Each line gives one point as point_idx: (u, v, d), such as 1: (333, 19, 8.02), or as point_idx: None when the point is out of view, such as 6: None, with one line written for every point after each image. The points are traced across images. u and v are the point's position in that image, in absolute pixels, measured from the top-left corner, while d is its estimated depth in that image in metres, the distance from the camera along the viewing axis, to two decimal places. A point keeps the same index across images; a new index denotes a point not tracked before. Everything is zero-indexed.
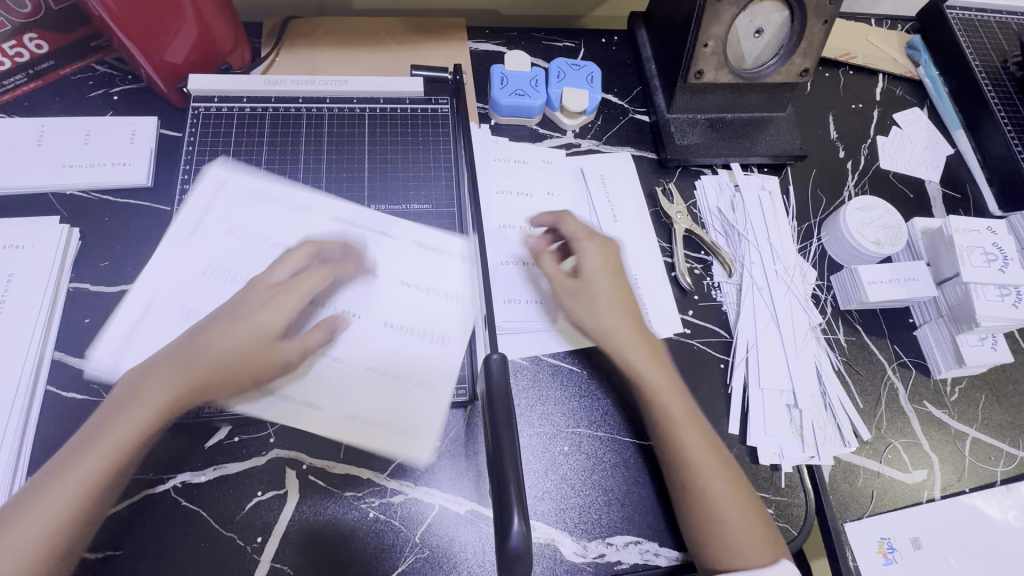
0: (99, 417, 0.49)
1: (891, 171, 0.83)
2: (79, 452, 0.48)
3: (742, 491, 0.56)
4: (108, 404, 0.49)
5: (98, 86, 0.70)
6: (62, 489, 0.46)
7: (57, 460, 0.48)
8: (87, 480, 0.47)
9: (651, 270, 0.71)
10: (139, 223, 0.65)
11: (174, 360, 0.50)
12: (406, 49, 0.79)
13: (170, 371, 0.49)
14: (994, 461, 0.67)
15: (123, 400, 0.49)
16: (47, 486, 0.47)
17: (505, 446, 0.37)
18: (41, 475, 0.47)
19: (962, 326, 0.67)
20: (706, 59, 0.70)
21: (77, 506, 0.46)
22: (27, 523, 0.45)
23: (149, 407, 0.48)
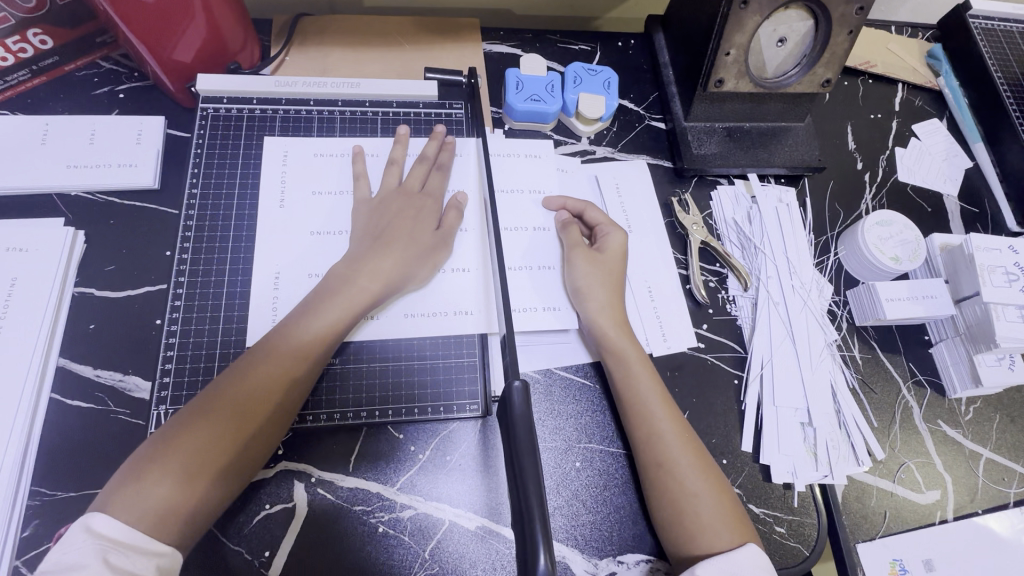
0: (204, 397, 0.50)
1: (909, 184, 0.82)
2: (188, 426, 0.48)
3: (709, 472, 0.56)
4: (211, 390, 0.51)
5: (104, 83, 0.69)
6: (173, 462, 0.46)
7: (166, 434, 0.48)
8: (201, 454, 0.47)
9: (666, 282, 0.70)
10: (145, 226, 0.63)
11: (278, 339, 0.54)
12: (419, 50, 0.77)
13: (262, 354, 0.53)
14: (1007, 483, 0.67)
15: (233, 379, 0.51)
16: (155, 460, 0.46)
17: (527, 474, 0.36)
18: (148, 449, 0.47)
19: (980, 346, 0.66)
20: (727, 67, 0.69)
21: (193, 480, 0.47)
22: (139, 498, 0.45)
23: (266, 380, 0.51)
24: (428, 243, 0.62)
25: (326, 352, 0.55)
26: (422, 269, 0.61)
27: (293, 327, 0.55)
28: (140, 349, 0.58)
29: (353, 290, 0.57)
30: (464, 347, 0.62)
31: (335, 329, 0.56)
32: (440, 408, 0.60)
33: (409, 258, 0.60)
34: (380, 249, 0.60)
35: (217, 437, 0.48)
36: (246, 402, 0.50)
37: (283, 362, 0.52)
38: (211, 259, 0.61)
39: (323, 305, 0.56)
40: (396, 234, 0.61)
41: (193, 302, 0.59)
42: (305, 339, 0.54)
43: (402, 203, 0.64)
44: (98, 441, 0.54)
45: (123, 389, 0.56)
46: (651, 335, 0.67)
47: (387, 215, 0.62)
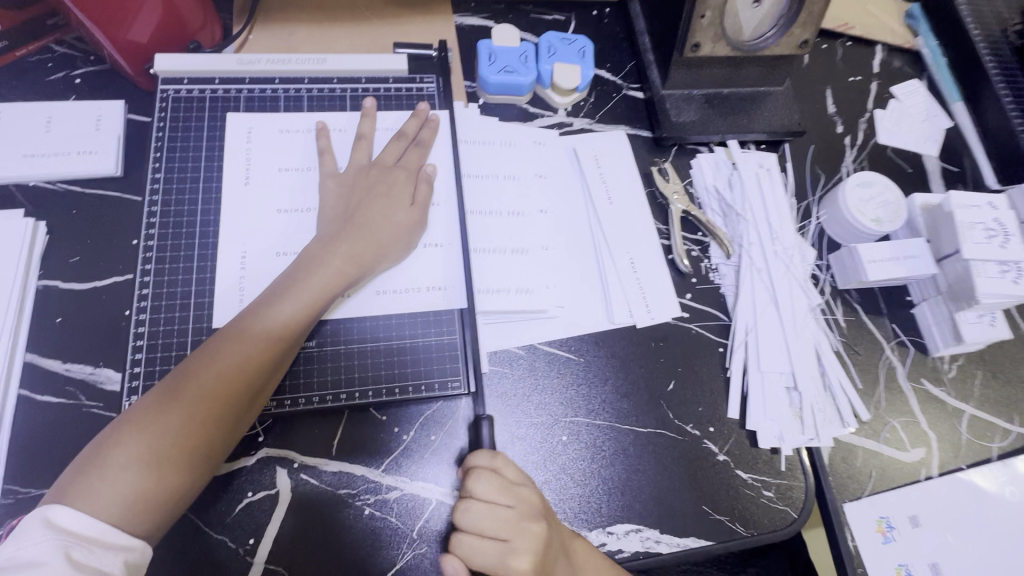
0: (171, 379, 0.50)
1: (889, 146, 0.81)
2: (155, 411, 0.48)
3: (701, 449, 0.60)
4: (191, 362, 0.50)
5: (58, 68, 0.66)
6: (139, 447, 0.46)
7: (133, 419, 0.47)
8: (179, 428, 0.47)
9: (648, 253, 0.69)
10: (109, 214, 0.61)
11: (262, 314, 0.53)
12: (387, 24, 0.75)
13: (248, 325, 0.52)
14: (990, 438, 0.67)
15: (201, 361, 0.50)
16: (120, 444, 0.46)
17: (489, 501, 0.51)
18: (114, 436, 0.47)
19: (961, 304, 0.66)
20: (703, 30, 0.67)
21: (162, 468, 0.46)
22: (104, 484, 0.44)
23: (235, 362, 0.50)
24: (400, 220, 0.61)
25: (298, 335, 0.54)
26: (395, 247, 0.60)
27: (265, 309, 0.53)
28: (110, 341, 0.56)
29: (327, 271, 0.56)
30: (445, 326, 0.61)
31: (317, 302, 0.55)
32: (422, 387, 0.59)
33: (378, 238, 0.59)
34: (350, 230, 0.58)
35: (186, 421, 0.47)
36: (216, 385, 0.49)
37: (254, 346, 0.51)
38: (178, 246, 0.59)
39: (295, 286, 0.54)
40: (365, 215, 0.60)
41: (161, 292, 0.58)
42: (276, 322, 0.53)
43: (372, 176, 0.62)
44: (71, 435, 0.53)
45: (94, 382, 0.55)
46: (634, 306, 0.66)
47: (357, 193, 0.61)
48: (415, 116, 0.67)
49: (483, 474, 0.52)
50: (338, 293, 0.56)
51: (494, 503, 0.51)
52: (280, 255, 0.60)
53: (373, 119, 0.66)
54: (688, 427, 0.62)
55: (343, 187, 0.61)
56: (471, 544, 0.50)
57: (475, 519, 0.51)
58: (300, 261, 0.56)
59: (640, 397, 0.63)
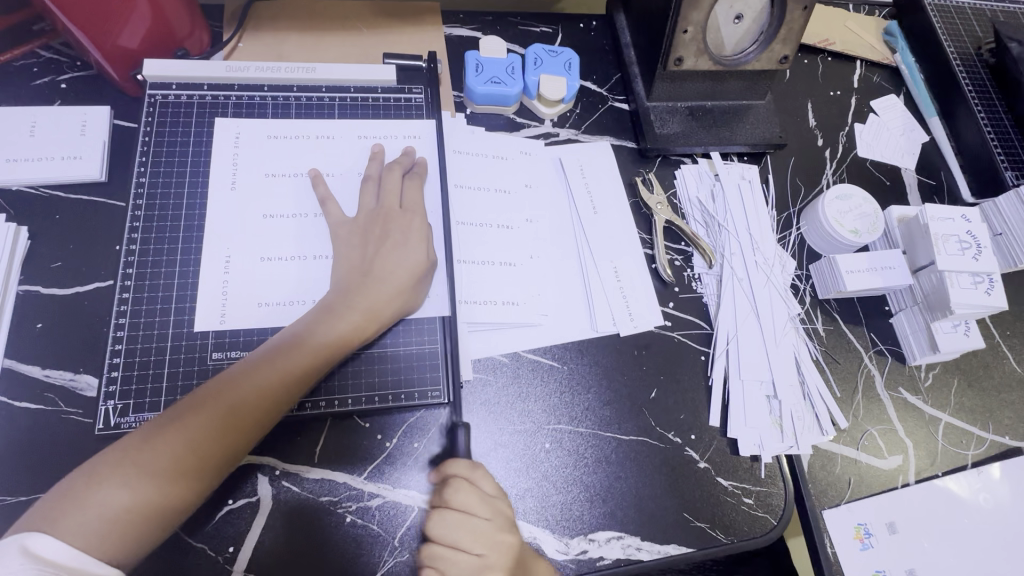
0: (177, 408, 0.50)
1: (868, 160, 0.83)
2: (151, 440, 0.48)
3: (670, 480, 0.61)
4: (198, 395, 0.51)
5: (44, 73, 0.66)
6: (139, 470, 0.46)
7: (129, 446, 0.48)
8: (170, 464, 0.47)
9: (632, 262, 0.70)
10: (93, 220, 0.61)
11: (277, 357, 0.53)
12: (377, 34, 0.76)
13: (259, 370, 0.52)
14: (965, 445, 0.69)
15: (216, 390, 0.51)
16: (110, 473, 0.46)
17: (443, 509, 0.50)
18: (106, 460, 0.47)
19: (937, 314, 0.68)
20: (685, 45, 0.69)
21: (144, 503, 0.46)
22: (97, 504, 0.45)
23: (237, 407, 0.50)
24: (415, 268, 0.59)
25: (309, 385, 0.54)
26: (411, 298, 0.59)
27: (286, 346, 0.54)
28: (92, 347, 0.56)
29: (353, 313, 0.56)
30: (425, 333, 0.62)
31: (331, 353, 0.55)
32: (402, 395, 0.59)
33: (403, 285, 0.58)
34: (368, 283, 0.57)
35: (179, 461, 0.47)
36: (218, 424, 0.49)
37: (262, 391, 0.51)
38: (160, 251, 0.59)
39: (311, 333, 0.54)
40: (382, 267, 0.58)
41: (141, 296, 0.58)
42: (287, 371, 0.52)
43: (388, 220, 0.61)
44: (49, 443, 0.52)
45: (75, 389, 0.55)
46: (617, 315, 0.67)
47: (369, 245, 0.59)
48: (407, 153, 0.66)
49: (460, 485, 0.50)
50: (352, 344, 0.56)
51: (467, 515, 0.49)
52: (263, 260, 0.60)
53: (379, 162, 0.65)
54: (671, 434, 0.63)
55: (357, 236, 0.60)
56: (438, 549, 0.49)
57: (447, 530, 0.49)
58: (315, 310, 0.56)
59: (624, 405, 0.63)
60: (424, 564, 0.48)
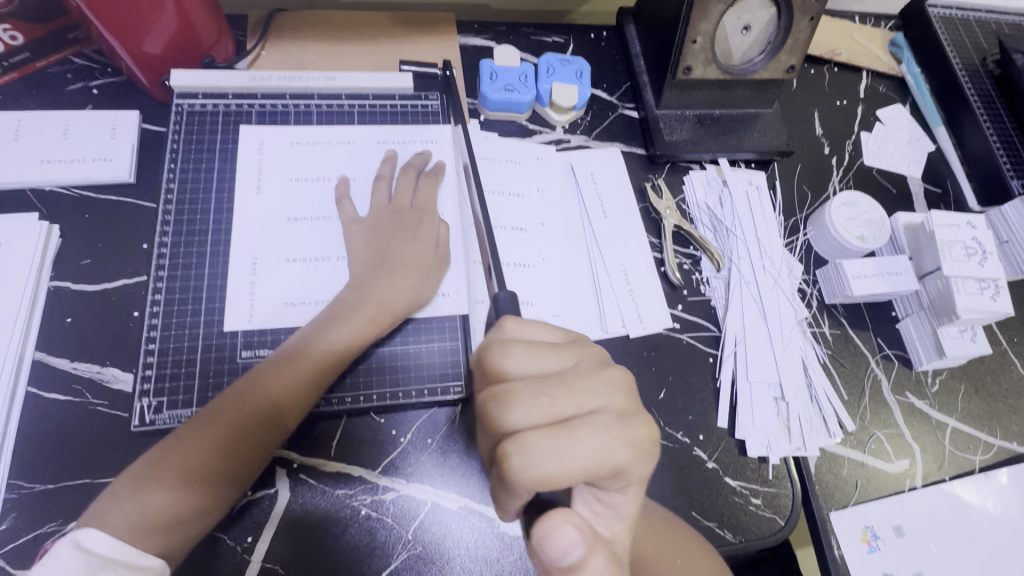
0: (205, 411, 0.52)
1: (875, 167, 0.84)
2: (183, 443, 0.50)
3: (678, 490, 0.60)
4: (225, 397, 0.53)
5: (77, 79, 0.68)
6: (168, 478, 0.49)
7: (162, 450, 0.50)
8: (203, 464, 0.50)
9: (641, 265, 0.71)
10: (122, 219, 0.63)
11: (299, 353, 0.55)
12: (394, 44, 0.78)
13: (282, 367, 0.54)
14: (972, 450, 0.69)
15: (228, 401, 0.53)
16: (148, 477, 0.49)
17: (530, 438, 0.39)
18: (143, 465, 0.50)
19: (943, 319, 0.68)
20: (694, 55, 0.71)
21: (182, 502, 0.49)
22: (135, 511, 0.47)
23: (262, 404, 0.53)
24: (426, 262, 0.62)
25: (330, 378, 0.56)
26: (426, 289, 0.62)
27: (292, 352, 0.55)
28: (119, 341, 0.58)
29: (360, 315, 0.58)
30: (446, 332, 0.63)
31: (351, 348, 0.57)
32: (423, 392, 0.61)
33: (414, 278, 0.61)
34: (384, 276, 0.60)
35: (212, 461, 0.50)
36: (246, 422, 0.52)
37: (285, 388, 0.54)
38: (189, 252, 0.61)
39: (330, 330, 0.57)
40: (397, 259, 0.61)
41: (172, 297, 0.60)
42: (307, 366, 0.55)
43: (399, 216, 0.64)
44: (76, 433, 0.54)
45: (101, 381, 0.56)
46: (627, 317, 0.68)
47: (385, 238, 0.63)
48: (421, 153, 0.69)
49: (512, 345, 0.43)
50: (370, 338, 0.58)
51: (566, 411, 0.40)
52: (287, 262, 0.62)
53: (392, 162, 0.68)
54: (679, 435, 0.64)
55: (372, 230, 0.63)
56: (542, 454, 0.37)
57: (536, 399, 0.40)
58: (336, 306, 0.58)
59: None
60: (538, 461, 0.37)
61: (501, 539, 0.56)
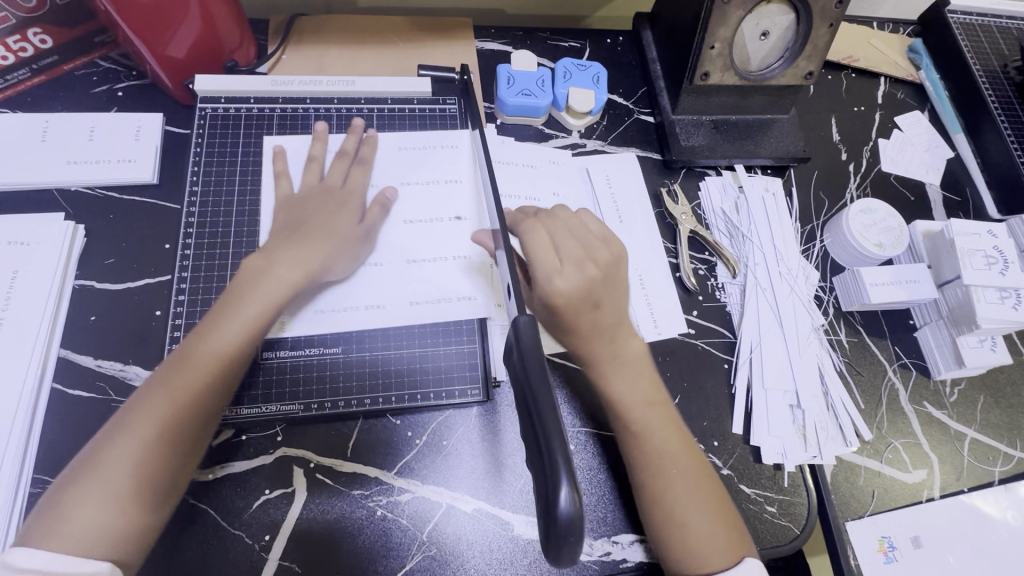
0: (118, 417, 0.49)
1: (893, 174, 0.84)
2: (101, 452, 0.47)
3: (701, 478, 0.55)
4: (137, 396, 0.50)
5: (103, 82, 0.70)
6: (93, 485, 0.46)
7: (80, 466, 0.47)
8: (134, 461, 0.47)
9: (656, 271, 0.71)
10: (145, 220, 0.64)
11: (208, 332, 0.53)
12: (412, 48, 0.79)
13: (189, 350, 0.52)
14: (991, 462, 0.68)
15: (140, 399, 0.50)
16: (74, 493, 0.46)
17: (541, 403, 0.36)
18: (65, 485, 0.47)
19: (963, 328, 0.68)
20: (712, 60, 0.71)
21: (127, 502, 0.46)
22: (63, 526, 0.45)
23: (176, 388, 0.50)
24: (347, 231, 0.62)
25: (242, 349, 0.54)
26: (341, 257, 0.61)
27: (197, 335, 0.53)
28: (141, 339, 0.59)
29: (269, 285, 0.56)
30: (465, 334, 0.64)
31: (264, 316, 0.55)
32: (442, 394, 0.61)
33: (324, 245, 0.60)
34: (292, 239, 0.59)
35: (143, 455, 0.47)
36: (166, 410, 0.49)
37: (196, 366, 0.51)
38: (213, 255, 0.62)
39: (235, 306, 0.55)
40: (313, 225, 0.61)
41: (195, 298, 0.60)
42: (208, 340, 0.52)
43: (324, 191, 0.64)
44: (99, 430, 0.55)
45: (124, 379, 0.57)
46: (643, 322, 0.68)
47: (302, 210, 0.62)
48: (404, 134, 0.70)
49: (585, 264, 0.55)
50: (283, 302, 0.56)
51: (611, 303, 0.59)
52: None
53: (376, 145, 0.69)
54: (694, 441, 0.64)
55: (293, 208, 0.63)
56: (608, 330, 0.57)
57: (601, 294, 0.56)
58: (243, 278, 0.57)
59: None
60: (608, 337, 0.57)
61: (516, 542, 0.57)
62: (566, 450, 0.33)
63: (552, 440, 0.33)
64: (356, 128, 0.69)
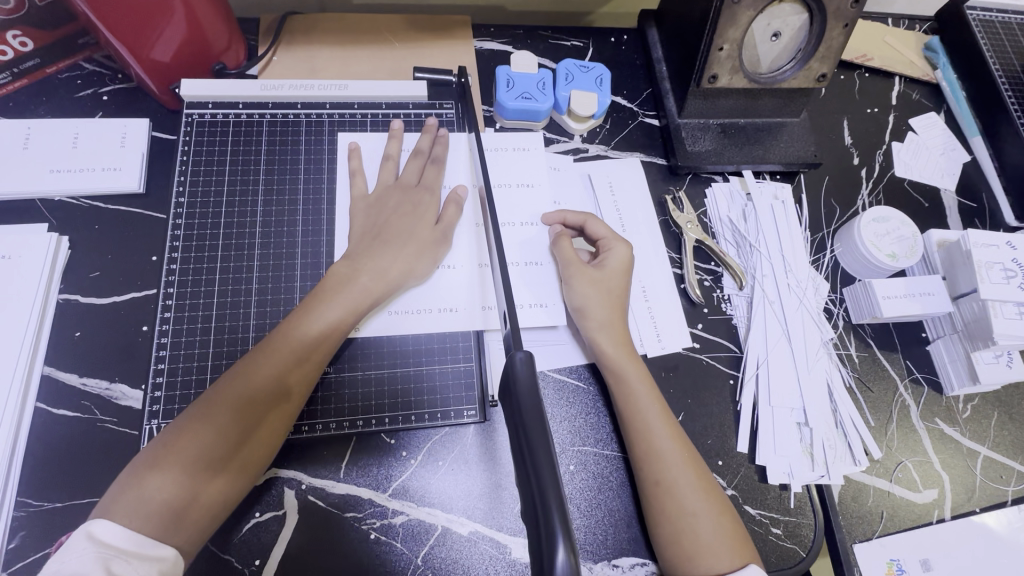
0: (207, 398, 0.51)
1: (906, 180, 0.81)
2: (189, 430, 0.49)
3: (706, 486, 0.55)
4: (223, 380, 0.52)
5: (88, 85, 0.67)
6: (174, 464, 0.47)
7: (164, 439, 0.49)
8: (219, 446, 0.49)
9: (661, 283, 0.69)
10: (132, 231, 0.62)
11: (293, 329, 0.55)
12: (408, 49, 0.76)
13: (276, 343, 0.54)
14: (1005, 481, 0.66)
15: (224, 386, 0.51)
16: (155, 467, 0.47)
17: (539, 455, 0.34)
18: (146, 458, 0.48)
19: (978, 343, 0.65)
20: (721, 63, 0.68)
21: (199, 488, 0.48)
22: (138, 502, 0.46)
23: (264, 380, 0.52)
24: (426, 236, 0.62)
25: (328, 354, 0.55)
26: (423, 264, 0.61)
27: (285, 330, 0.55)
28: (128, 356, 0.57)
29: (352, 289, 0.57)
30: (461, 350, 0.62)
31: (349, 322, 0.57)
32: (437, 414, 0.59)
33: (405, 252, 0.61)
34: (377, 244, 0.60)
35: (228, 442, 0.49)
36: (253, 402, 0.51)
37: (285, 363, 0.53)
38: (201, 269, 0.60)
39: (321, 307, 0.56)
40: (393, 228, 0.62)
41: (183, 314, 0.58)
42: (300, 340, 0.54)
43: (400, 190, 0.64)
44: (84, 451, 0.54)
45: (110, 398, 0.56)
46: (646, 336, 0.66)
47: (381, 212, 0.63)
48: (427, 133, 0.68)
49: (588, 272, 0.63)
50: (366, 308, 0.58)
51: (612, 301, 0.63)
52: (299, 281, 0.61)
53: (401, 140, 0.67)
54: None
55: (373, 208, 0.63)
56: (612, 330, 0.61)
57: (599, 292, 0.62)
58: (329, 278, 0.58)
59: None
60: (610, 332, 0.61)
61: (514, 566, 0.55)
62: (561, 502, 0.32)
63: (548, 489, 0.32)
64: (431, 126, 0.68)
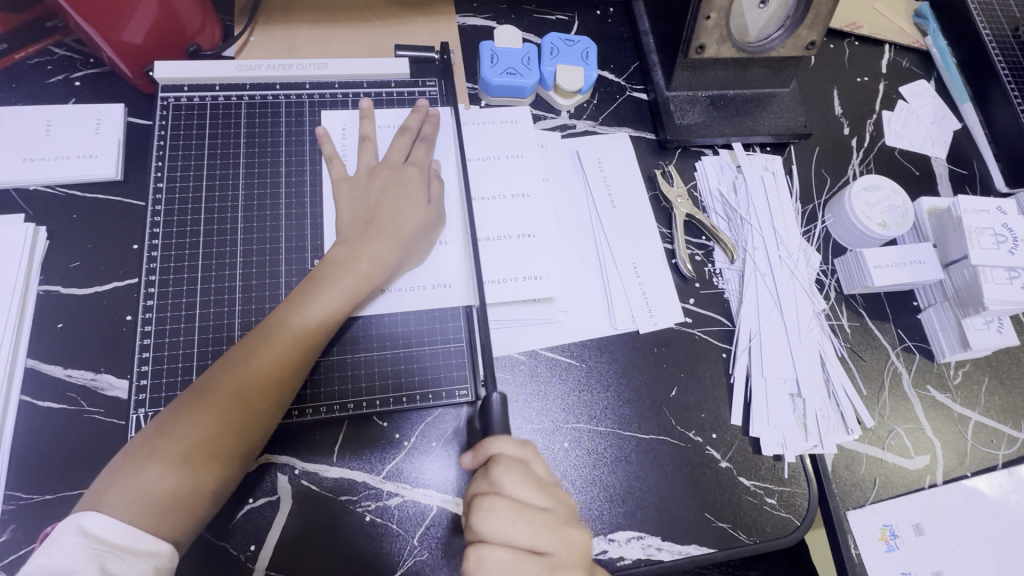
0: (194, 393, 0.50)
1: (897, 148, 0.80)
2: (175, 427, 0.48)
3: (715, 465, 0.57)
4: (210, 377, 0.51)
5: (58, 71, 0.65)
6: (163, 460, 0.47)
7: (151, 435, 0.48)
8: (206, 443, 0.48)
9: (651, 258, 0.68)
10: (111, 219, 0.61)
11: (282, 323, 0.53)
12: (389, 26, 0.74)
13: (264, 338, 0.52)
14: (995, 445, 0.67)
15: (219, 376, 0.51)
16: (144, 461, 0.46)
17: None
18: (133, 454, 0.47)
19: (969, 310, 0.65)
20: (708, 32, 0.66)
21: (188, 485, 0.47)
22: (134, 494, 0.45)
23: (252, 376, 0.50)
24: (420, 220, 0.61)
25: (317, 347, 0.54)
26: (416, 246, 0.61)
27: (273, 324, 0.53)
28: (113, 346, 0.56)
29: (341, 280, 0.56)
30: (450, 330, 0.61)
31: (338, 316, 0.55)
32: (428, 395, 0.59)
33: (400, 243, 0.59)
34: (372, 232, 0.59)
35: (216, 438, 0.48)
36: (241, 398, 0.50)
37: (274, 357, 0.52)
38: (183, 255, 0.59)
39: (310, 300, 0.55)
40: (386, 216, 0.60)
41: (165, 304, 0.57)
42: (289, 334, 0.53)
43: (391, 171, 0.63)
44: (72, 443, 0.53)
45: (96, 388, 0.55)
46: (637, 312, 0.65)
47: (371, 195, 0.61)
48: (416, 112, 0.67)
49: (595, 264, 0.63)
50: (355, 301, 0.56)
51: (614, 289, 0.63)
52: (284, 266, 0.60)
53: (371, 119, 0.66)
54: (691, 434, 0.62)
55: (352, 183, 0.62)
56: None
57: None
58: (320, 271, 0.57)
59: (643, 403, 0.62)
60: None
61: None
62: None
63: None
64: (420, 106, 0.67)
